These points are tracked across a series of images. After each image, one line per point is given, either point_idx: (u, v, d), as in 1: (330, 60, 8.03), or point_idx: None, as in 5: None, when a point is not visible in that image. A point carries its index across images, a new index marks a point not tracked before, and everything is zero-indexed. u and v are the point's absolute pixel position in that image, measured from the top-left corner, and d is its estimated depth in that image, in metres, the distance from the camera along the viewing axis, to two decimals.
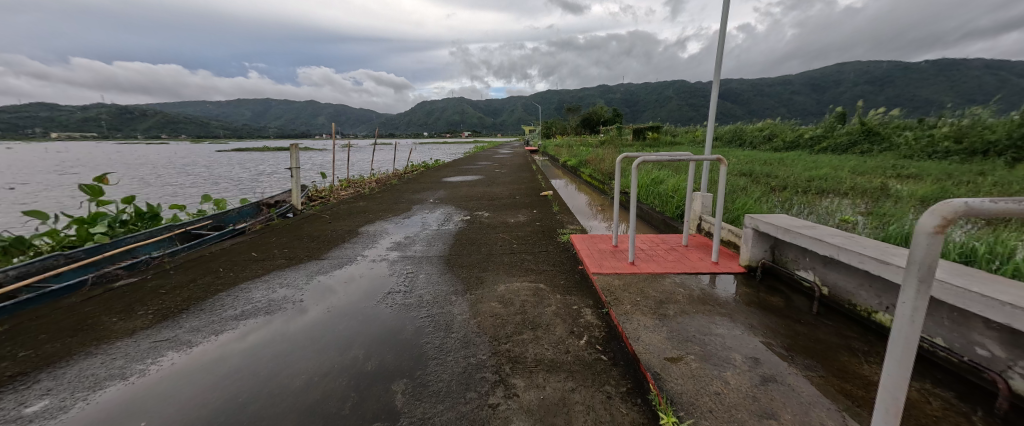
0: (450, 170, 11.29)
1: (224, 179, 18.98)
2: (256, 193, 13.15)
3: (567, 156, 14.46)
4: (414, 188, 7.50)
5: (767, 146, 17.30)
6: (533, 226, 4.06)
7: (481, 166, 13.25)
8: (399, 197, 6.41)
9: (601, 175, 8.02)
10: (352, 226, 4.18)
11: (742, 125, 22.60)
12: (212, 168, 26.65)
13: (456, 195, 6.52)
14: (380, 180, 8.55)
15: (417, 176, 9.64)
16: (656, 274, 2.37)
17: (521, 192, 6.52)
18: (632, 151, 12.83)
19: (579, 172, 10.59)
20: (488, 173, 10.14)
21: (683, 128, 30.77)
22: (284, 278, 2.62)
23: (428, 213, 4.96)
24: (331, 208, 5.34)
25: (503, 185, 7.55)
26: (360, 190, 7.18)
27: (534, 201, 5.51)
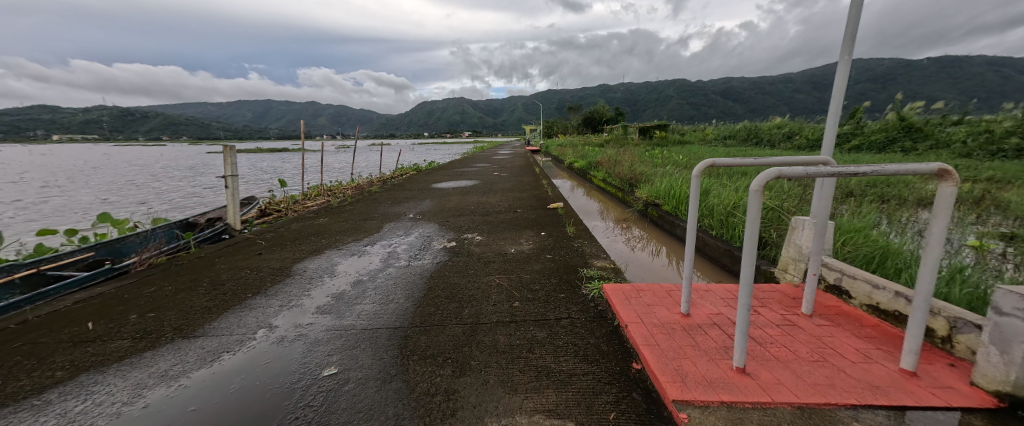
0: (443, 174, 10.08)
1: (205, 183, 17.76)
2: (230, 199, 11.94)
3: (572, 157, 13.21)
4: (396, 197, 6.32)
5: (788, 145, 16.05)
6: (542, 261, 2.80)
7: (477, 168, 12.01)
8: (373, 209, 5.22)
9: (617, 180, 6.81)
10: (285, 263, 2.93)
11: (757, 123, 21.36)
12: (198, 170, 25.46)
13: (444, 208, 5.33)
14: (359, 188, 7.35)
15: (404, 181, 8.45)
16: (807, 406, 1.16)
17: (523, 202, 5.35)
18: (645, 152, 11.63)
19: (588, 176, 9.36)
20: (485, 178, 8.94)
21: (691, 127, 29.40)
22: (79, 400, 1.39)
23: (402, 237, 3.72)
24: (279, 228, 4.14)
25: (502, 194, 6.36)
26: (330, 200, 5.99)
27: (540, 217, 4.32)
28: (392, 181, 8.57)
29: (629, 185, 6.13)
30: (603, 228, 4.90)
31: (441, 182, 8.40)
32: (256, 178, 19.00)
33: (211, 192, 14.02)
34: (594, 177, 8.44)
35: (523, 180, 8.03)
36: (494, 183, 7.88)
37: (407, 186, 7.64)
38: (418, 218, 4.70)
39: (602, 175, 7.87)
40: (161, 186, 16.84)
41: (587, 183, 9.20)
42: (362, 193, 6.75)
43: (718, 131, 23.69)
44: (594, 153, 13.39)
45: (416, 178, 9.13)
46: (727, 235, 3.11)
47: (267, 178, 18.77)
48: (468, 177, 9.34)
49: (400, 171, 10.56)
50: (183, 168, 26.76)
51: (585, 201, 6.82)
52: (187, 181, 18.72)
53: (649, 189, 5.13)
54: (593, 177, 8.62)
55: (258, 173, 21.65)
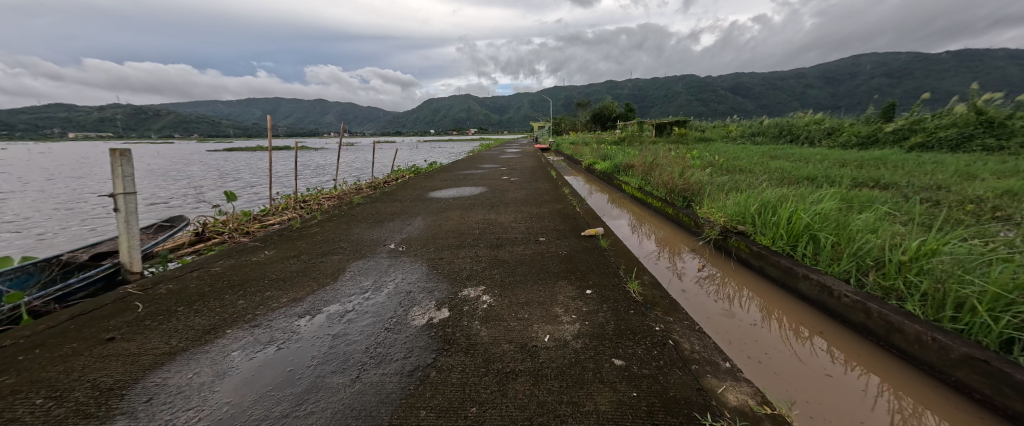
0: (444, 178, 8.77)
1: (196, 182, 16.64)
2: (211, 202, 10.74)
3: (591, 158, 11.78)
4: (379, 213, 4.96)
5: (830, 142, 14.53)
6: (612, 389, 1.42)
7: (484, 171, 10.65)
8: (344, 235, 3.89)
9: (659, 190, 5.42)
10: (122, 376, 1.55)
11: (787, 119, 19.75)
12: (196, 169, 24.46)
13: (437, 231, 3.97)
14: (340, 199, 6.06)
15: (397, 189, 7.13)
16: None
17: (546, 226, 3.96)
18: (675, 152, 10.22)
19: (615, 182, 7.93)
20: (495, 184, 7.59)
21: (711, 124, 27.79)
22: None
23: (364, 298, 2.34)
24: (192, 271, 2.81)
25: (515, 209, 4.98)
26: (294, 218, 4.68)
27: (575, 258, 2.95)
28: (383, 188, 7.26)
29: (681, 199, 4.69)
30: (655, 260, 3.49)
31: (442, 189, 7.07)
32: (250, 178, 17.84)
33: (194, 194, 12.82)
34: (624, 184, 7.00)
35: (540, 188, 6.67)
36: (504, 192, 6.52)
37: (400, 196, 6.33)
38: (399, 250, 3.35)
39: (636, 183, 6.45)
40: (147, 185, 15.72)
41: (612, 190, 7.79)
42: (341, 207, 5.42)
43: (743, 128, 22.11)
44: (615, 153, 11.96)
45: (413, 184, 7.83)
46: (937, 317, 1.72)
47: (262, 178, 17.61)
48: (472, 182, 8.01)
49: (396, 175, 9.23)
50: (180, 167, 25.75)
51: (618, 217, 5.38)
52: (177, 180, 17.60)
53: (720, 207, 3.73)
54: (622, 183, 7.18)
55: (254, 173, 20.52)
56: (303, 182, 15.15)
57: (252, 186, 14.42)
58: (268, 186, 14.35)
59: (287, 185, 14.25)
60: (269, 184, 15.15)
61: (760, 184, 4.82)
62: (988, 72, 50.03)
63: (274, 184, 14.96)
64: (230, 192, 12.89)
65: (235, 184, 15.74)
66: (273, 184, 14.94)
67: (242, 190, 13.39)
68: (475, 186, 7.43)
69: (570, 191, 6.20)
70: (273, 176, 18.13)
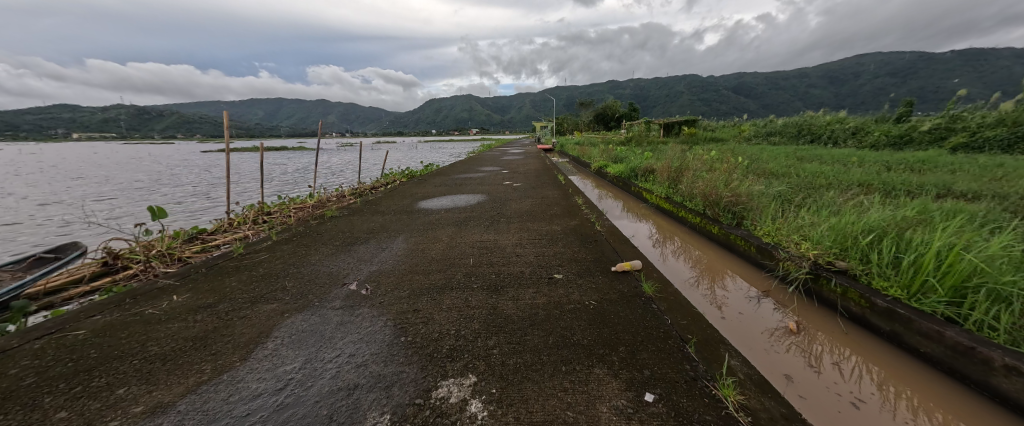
0: (439, 183, 7.84)
1: (181, 187, 15.76)
2: (187, 212, 9.84)
3: (601, 160, 10.81)
4: (350, 232, 3.98)
5: (855, 142, 13.56)
6: None
7: (484, 174, 9.72)
8: (294, 267, 2.92)
9: (694, 202, 4.48)
10: None
11: (804, 118, 18.75)
12: (187, 171, 23.61)
13: (418, 262, 3.00)
14: (311, 212, 5.08)
15: (382, 198, 6.17)
16: None
17: (561, 255, 3.02)
18: (694, 155, 9.28)
19: (631, 186, 6.96)
20: (495, 192, 6.64)
21: (721, 123, 26.76)
22: None
23: (274, 408, 1.39)
24: (38, 338, 1.87)
25: (519, 227, 4.03)
26: (244, 240, 3.77)
27: (609, 316, 2.00)
28: (367, 197, 6.32)
29: (727, 215, 3.75)
30: (711, 302, 2.53)
31: (434, 198, 6.11)
32: (239, 183, 16.94)
33: (174, 202, 11.92)
34: (644, 192, 6.04)
35: (548, 197, 5.70)
36: (505, 202, 5.56)
37: (383, 207, 5.37)
38: (359, 295, 2.40)
39: (660, 191, 5.49)
40: (129, 191, 14.82)
41: (627, 196, 6.83)
42: (307, 223, 4.45)
43: (756, 128, 21.12)
44: (626, 155, 10.99)
45: (402, 191, 6.86)
46: None
47: (251, 183, 16.72)
48: (469, 189, 7.06)
49: (385, 180, 8.29)
50: (171, 170, 24.89)
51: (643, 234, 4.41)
52: (162, 185, 16.70)
53: (798, 232, 2.78)
54: (641, 190, 6.21)
55: (245, 176, 19.65)
56: (292, 187, 14.24)
57: (238, 193, 13.51)
58: (254, 192, 13.44)
59: (274, 190, 13.34)
60: (256, 189, 14.24)
61: (825, 198, 3.88)
62: (1004, 70, 48.69)
63: (261, 190, 14.06)
64: (213, 200, 12.02)
65: (221, 189, 14.82)
66: (261, 190, 14.03)
67: (226, 197, 12.51)
68: (472, 194, 6.48)
69: (584, 201, 5.25)
70: (263, 181, 17.23)
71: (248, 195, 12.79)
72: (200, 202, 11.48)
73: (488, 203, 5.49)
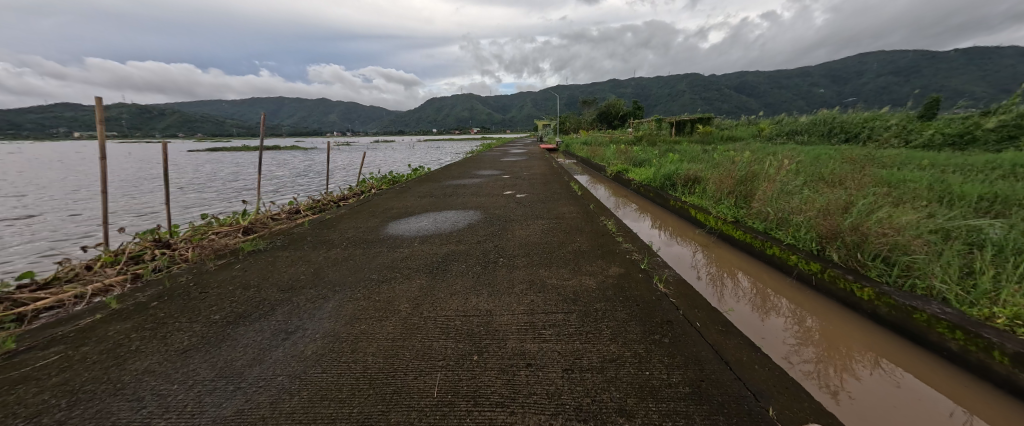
0: (423, 194, 6.37)
1: (148, 192, 14.21)
2: (132, 224, 8.37)
3: (618, 163, 9.27)
4: (253, 290, 2.45)
5: (901, 143, 12.00)
6: None
7: (480, 180, 8.25)
8: (64, 405, 1.39)
9: (788, 234, 2.97)
10: None
11: (832, 114, 17.15)
12: (166, 173, 22.10)
13: (329, 390, 1.47)
14: (226, 244, 3.50)
15: (340, 218, 4.62)
16: None
17: (617, 372, 1.51)
18: (731, 159, 7.79)
19: (665, 198, 5.39)
20: (493, 208, 5.10)
21: (737, 121, 24.99)
22: None
23: None
24: None
25: (527, 280, 2.53)
26: (69, 309, 2.28)
27: None
28: (323, 216, 4.77)
29: (876, 262, 2.26)
30: None
31: (410, 218, 4.59)
32: (214, 187, 15.40)
33: (126, 210, 10.37)
34: (691, 208, 4.47)
35: (564, 219, 4.18)
36: (506, 227, 4.01)
37: (333, 235, 3.83)
38: None
39: (717, 210, 3.99)
40: (87, 197, 13.28)
41: (661, 211, 5.27)
42: (201, 267, 2.89)
43: (776, 126, 19.59)
44: (646, 157, 9.51)
45: (372, 207, 5.32)
46: None
47: (228, 187, 15.18)
48: (459, 203, 5.52)
49: (358, 191, 6.75)
50: (151, 172, 23.33)
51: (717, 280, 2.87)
52: (130, 189, 15.17)
53: None
54: (685, 206, 4.65)
55: (225, 180, 18.10)
56: (269, 194, 12.72)
57: (206, 200, 11.96)
58: (224, 199, 11.89)
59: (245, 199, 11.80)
60: (228, 196, 12.69)
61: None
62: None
63: (233, 197, 12.53)
64: (172, 207, 10.48)
65: (189, 195, 13.24)
66: (233, 197, 12.48)
67: (188, 205, 10.96)
68: (463, 211, 4.96)
69: (616, 225, 3.74)
70: (241, 185, 15.67)
71: (214, 203, 11.23)
72: (156, 211, 9.94)
73: (482, 229, 3.94)
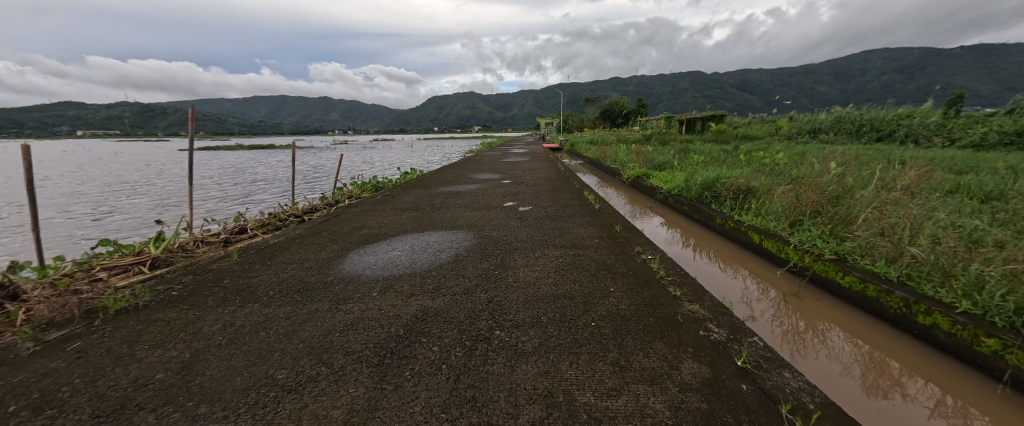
0: (405, 206, 5.26)
1: (120, 197, 13.10)
2: (78, 236, 7.29)
3: (634, 167, 8.12)
4: (43, 421, 1.34)
5: (946, 143, 10.79)
6: None
7: (476, 187, 7.14)
8: None
9: (956, 297, 1.85)
10: None
11: (859, 111, 15.90)
12: (152, 174, 21.15)
13: None
14: (90, 293, 2.36)
15: (286, 244, 3.50)
16: None
17: None
18: (769, 165, 6.66)
19: (706, 214, 4.28)
20: (489, 229, 3.97)
21: (750, 119, 23.72)
22: None
23: None
24: None
25: (541, 393, 1.42)
26: None
27: None
28: (266, 241, 3.64)
29: None
30: None
31: (380, 244, 3.50)
32: (191, 191, 14.24)
33: (79, 218, 9.19)
34: (750, 231, 3.38)
35: (584, 251, 3.05)
36: (505, 264, 2.87)
37: (258, 278, 2.69)
38: None
39: (797, 237, 2.87)
40: (48, 202, 12.12)
41: (702, 233, 4.17)
42: (10, 349, 1.78)
43: (795, 124, 18.37)
44: (665, 159, 8.37)
45: (336, 226, 4.20)
46: None
47: (207, 191, 14.02)
48: (447, 222, 4.38)
49: (329, 202, 5.62)
50: (135, 173, 22.18)
51: (846, 356, 1.84)
52: (101, 193, 14.00)
53: None
54: (739, 227, 3.56)
55: (207, 183, 16.94)
56: (246, 200, 11.57)
57: (175, 206, 10.80)
58: (194, 206, 10.74)
59: (218, 205, 10.64)
60: (202, 202, 11.55)
61: None
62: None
63: (207, 202, 11.36)
64: (131, 216, 9.30)
65: (159, 201, 12.04)
66: (207, 203, 11.32)
67: (152, 212, 9.79)
68: (449, 234, 3.84)
69: (664, 266, 2.63)
70: (221, 189, 14.50)
71: (182, 210, 10.06)
72: (111, 220, 8.78)
73: (472, 268, 2.81)
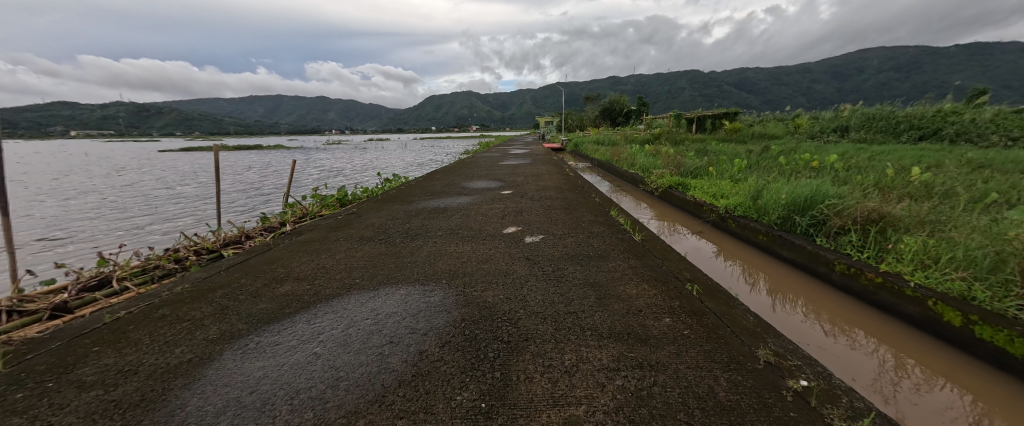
0: (366, 236, 3.82)
1: (65, 205, 11.47)
2: None
3: (661, 173, 6.71)
4: None
5: (1006, 144, 9.48)
6: None
7: (469, 200, 5.71)
8: None
9: None
10: None
11: (890, 108, 14.55)
12: (120, 176, 19.45)
13: None
14: None
15: (124, 328, 2.00)
16: None
17: None
18: (836, 176, 5.29)
19: (811, 253, 2.82)
20: (479, 288, 2.47)
21: (764, 117, 22.35)
22: None
23: None
24: None
25: None
26: None
27: None
28: (108, 316, 2.15)
29: None
30: None
31: (289, 326, 2.01)
32: (149, 198, 12.56)
33: None
34: (934, 301, 1.96)
35: (660, 363, 1.57)
36: (507, 407, 1.38)
37: None
38: None
39: None
40: None
41: (805, 284, 2.72)
42: None
43: (817, 123, 17.04)
44: (696, 164, 6.97)
45: (242, 278, 2.69)
46: None
47: (166, 198, 12.36)
48: (418, 268, 2.88)
49: (263, 230, 4.13)
50: (102, 175, 20.37)
51: None
52: (46, 200, 12.34)
53: None
54: (903, 287, 2.12)
55: (174, 186, 15.26)
56: (204, 208, 9.96)
57: (116, 219, 9.14)
58: (138, 218, 9.11)
59: (167, 217, 9.02)
60: (153, 211, 9.94)
61: None
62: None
63: (157, 213, 9.72)
64: (54, 232, 7.71)
65: (104, 210, 10.36)
66: (157, 214, 9.70)
67: (82, 228, 8.16)
68: (415, 298, 2.36)
69: None
70: (184, 195, 12.83)
71: (119, 224, 8.41)
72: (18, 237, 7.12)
73: (438, 418, 1.33)
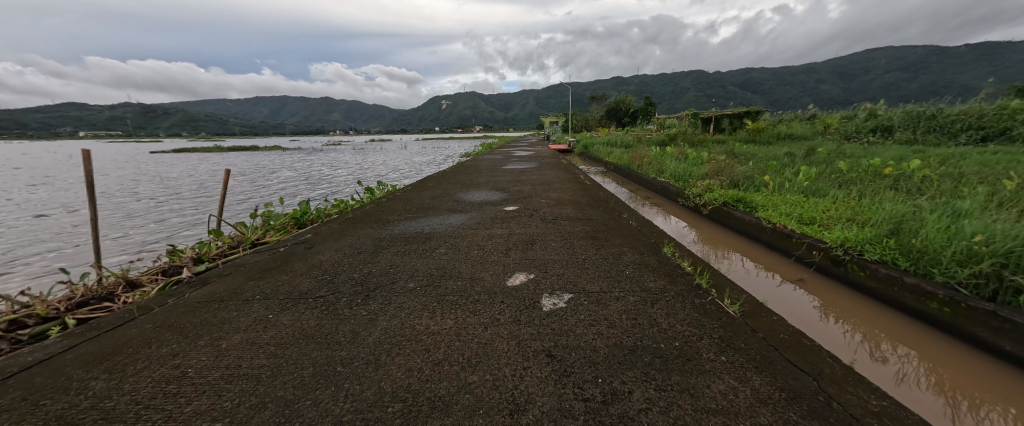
0: (298, 289, 2.51)
1: (10, 209, 10.12)
2: None
3: (702, 184, 5.40)
4: None
5: None
6: None
7: (462, 220, 4.39)
8: None
9: None
10: None
11: (936, 105, 13.10)
12: (97, 178, 18.17)
13: None
14: None
15: None
16: None
17: None
18: (950, 192, 3.96)
19: None
20: None
21: (784, 117, 20.89)
22: None
23: None
24: None
25: None
26: None
27: None
28: None
29: None
30: None
31: None
32: (110, 201, 11.19)
33: None
34: None
35: None
36: None
37: None
38: None
39: None
40: None
41: None
42: None
43: (849, 122, 15.62)
44: (745, 171, 5.64)
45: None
46: None
47: (127, 202, 10.95)
48: (346, 387, 1.54)
49: (153, 278, 2.81)
50: (76, 176, 18.95)
51: None
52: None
53: None
54: None
55: (147, 189, 13.93)
56: (160, 216, 8.56)
57: (49, 228, 7.72)
58: (74, 227, 7.69)
59: (106, 226, 7.58)
60: (101, 218, 8.56)
61: None
62: None
63: (103, 221, 8.32)
64: None
65: (44, 216, 8.93)
66: (104, 221, 8.31)
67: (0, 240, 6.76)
68: None
69: None
70: (147, 199, 11.39)
71: (44, 236, 6.98)
72: None
73: None
